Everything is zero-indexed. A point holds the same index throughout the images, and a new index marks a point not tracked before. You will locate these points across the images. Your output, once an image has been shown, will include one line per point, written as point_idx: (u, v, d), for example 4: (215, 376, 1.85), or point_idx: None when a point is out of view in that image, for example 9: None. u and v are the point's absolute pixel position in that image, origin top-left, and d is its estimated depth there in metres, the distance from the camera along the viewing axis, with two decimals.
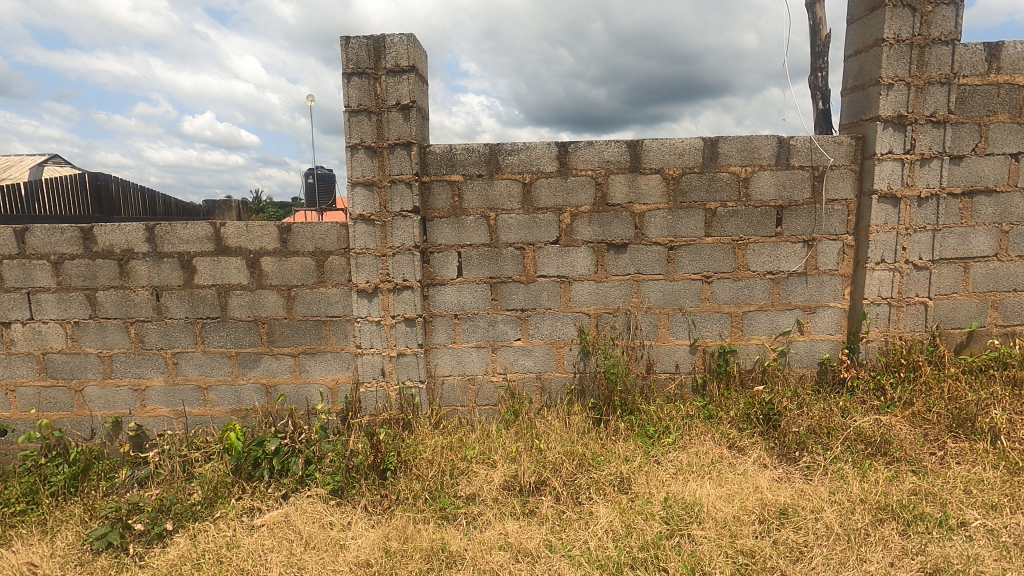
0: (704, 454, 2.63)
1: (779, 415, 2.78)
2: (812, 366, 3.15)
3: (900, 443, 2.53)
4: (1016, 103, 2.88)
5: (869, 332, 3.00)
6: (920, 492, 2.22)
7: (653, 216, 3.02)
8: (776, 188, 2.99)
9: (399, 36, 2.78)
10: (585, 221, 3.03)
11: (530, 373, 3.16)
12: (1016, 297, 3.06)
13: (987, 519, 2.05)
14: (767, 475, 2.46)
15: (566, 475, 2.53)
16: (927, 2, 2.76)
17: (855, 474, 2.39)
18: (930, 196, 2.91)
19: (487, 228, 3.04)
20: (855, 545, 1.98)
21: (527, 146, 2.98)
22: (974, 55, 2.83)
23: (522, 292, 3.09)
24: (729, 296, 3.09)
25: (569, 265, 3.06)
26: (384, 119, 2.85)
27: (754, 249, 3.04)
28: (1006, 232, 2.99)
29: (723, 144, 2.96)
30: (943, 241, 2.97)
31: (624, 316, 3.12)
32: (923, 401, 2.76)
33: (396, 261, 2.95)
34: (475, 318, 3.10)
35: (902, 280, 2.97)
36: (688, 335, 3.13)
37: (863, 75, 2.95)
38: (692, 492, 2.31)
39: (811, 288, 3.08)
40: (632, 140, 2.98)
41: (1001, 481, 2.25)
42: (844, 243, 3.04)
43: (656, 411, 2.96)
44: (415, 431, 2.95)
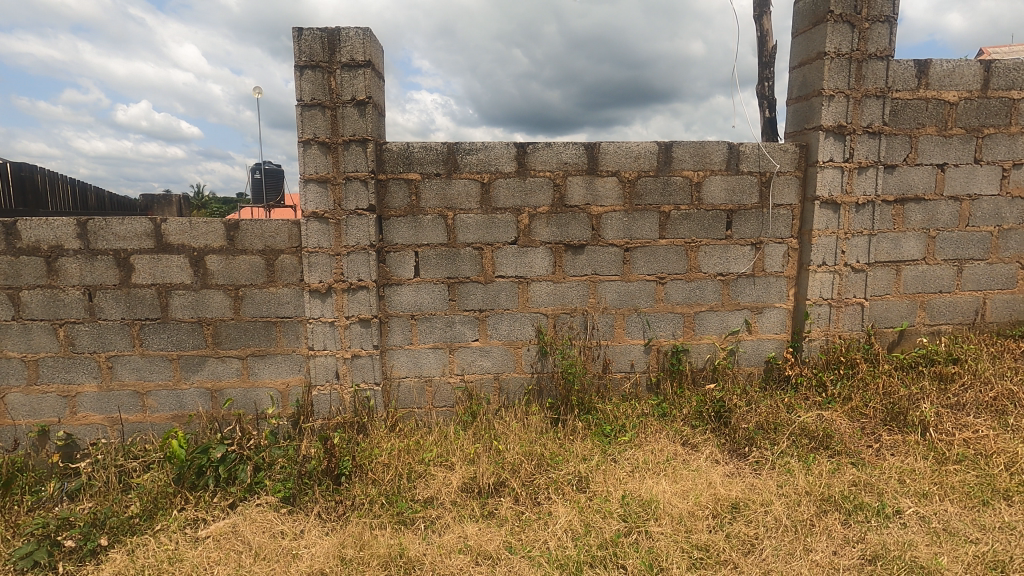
0: (659, 452, 2.68)
1: (729, 412, 2.87)
2: (759, 364, 3.27)
3: (840, 437, 2.67)
4: (943, 118, 3.09)
5: (811, 331, 3.15)
6: (859, 483, 2.34)
7: (610, 217, 3.06)
8: (726, 192, 3.10)
9: (355, 30, 2.72)
10: (543, 222, 3.04)
11: (487, 374, 3.15)
12: (942, 298, 3.28)
13: (919, 507, 2.18)
14: (718, 470, 2.53)
15: (524, 476, 2.53)
16: (864, 19, 2.92)
17: (800, 467, 2.50)
18: (867, 203, 3.08)
19: (445, 227, 3.00)
20: (801, 536, 2.07)
21: (485, 145, 2.97)
22: (906, 71, 3.01)
23: (480, 292, 3.07)
24: (682, 297, 3.17)
25: (527, 266, 3.07)
26: (339, 115, 2.77)
27: (705, 251, 3.14)
28: (933, 237, 3.20)
29: (677, 148, 3.04)
30: (878, 245, 3.15)
31: (581, 316, 3.15)
32: (860, 396, 2.92)
33: (351, 260, 2.87)
34: (432, 319, 3.06)
35: (841, 282, 3.13)
36: (643, 335, 3.19)
37: (806, 86, 3.09)
38: (649, 490, 2.35)
39: (759, 289, 3.20)
40: (589, 143, 3.01)
41: (931, 470, 2.40)
42: (789, 246, 3.18)
43: (612, 410, 3.00)
44: (370, 435, 2.88)
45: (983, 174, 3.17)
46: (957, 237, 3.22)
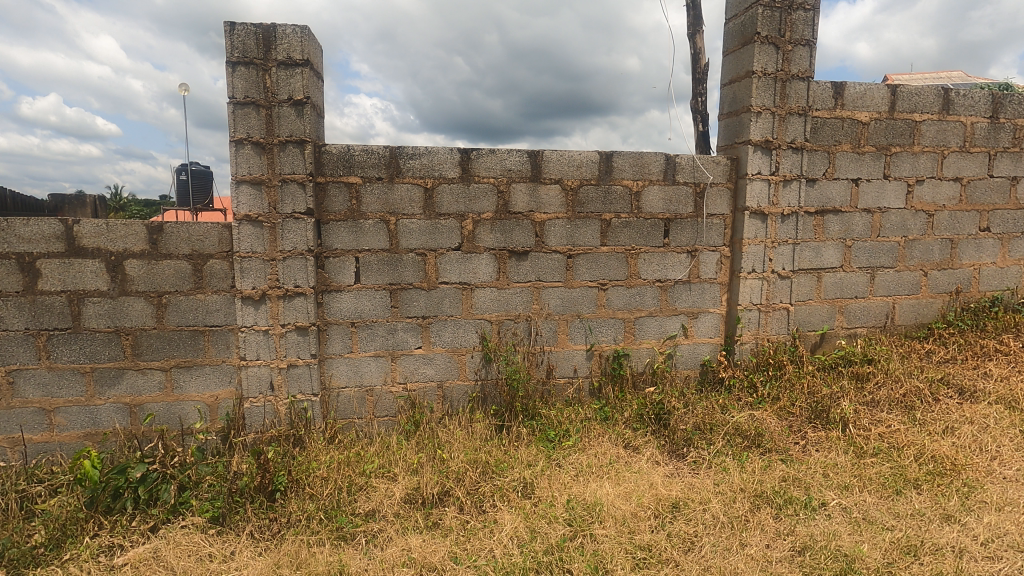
0: (602, 455, 2.72)
1: (668, 414, 2.96)
2: (695, 367, 3.40)
3: (770, 435, 2.80)
4: (856, 136, 3.34)
5: (742, 335, 3.31)
6: (788, 478, 2.47)
7: (553, 225, 3.10)
8: (664, 202, 3.21)
9: (292, 27, 2.63)
10: (486, 228, 3.04)
11: (430, 382, 3.10)
12: (858, 303, 3.53)
13: (842, 499, 2.32)
14: (659, 471, 2.60)
15: (469, 484, 2.50)
16: (787, 42, 3.13)
17: (735, 465, 2.60)
18: (791, 214, 3.28)
19: (387, 233, 2.94)
20: (737, 531, 2.15)
21: (428, 150, 2.93)
22: (825, 92, 3.24)
23: (423, 299, 3.02)
24: (622, 302, 3.25)
25: (471, 272, 3.05)
26: (274, 114, 2.66)
27: (644, 258, 3.23)
28: (850, 247, 3.44)
29: (617, 158, 3.12)
30: (801, 254, 3.35)
31: (525, 322, 3.16)
32: (787, 396, 3.09)
33: (287, 266, 2.75)
34: (373, 326, 2.98)
35: (769, 288, 3.31)
36: (585, 340, 3.24)
37: (736, 102, 3.26)
38: (593, 493, 2.39)
39: (694, 295, 3.33)
40: (532, 150, 3.04)
41: (851, 463, 2.56)
42: (722, 254, 3.33)
43: (555, 415, 3.02)
44: (307, 448, 2.75)
45: (891, 189, 3.44)
46: (870, 247, 3.48)
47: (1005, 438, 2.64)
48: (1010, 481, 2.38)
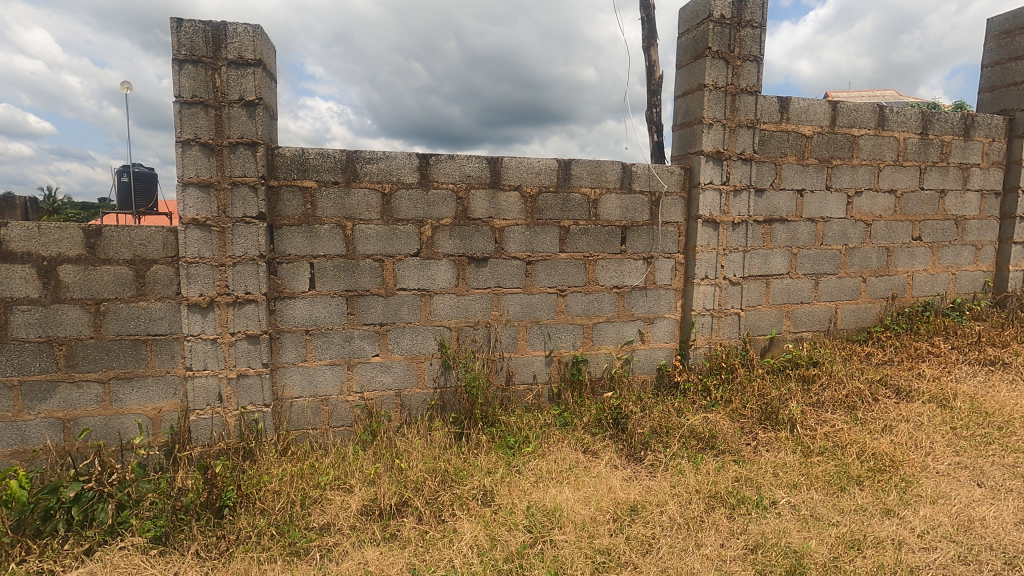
0: (562, 461, 2.73)
1: (626, 418, 3.00)
2: (651, 371, 3.46)
3: (724, 436, 2.88)
4: (800, 149, 3.50)
5: (696, 340, 3.40)
6: (740, 479, 2.54)
7: (512, 231, 3.11)
8: (621, 209, 3.28)
9: (243, 26, 2.55)
10: (445, 234, 3.01)
11: (388, 391, 3.04)
12: (803, 308, 3.69)
13: (791, 497, 2.40)
14: (617, 475, 2.62)
15: (427, 494, 2.45)
16: (737, 57, 3.25)
17: (690, 467, 2.66)
18: (741, 222, 3.40)
19: (343, 238, 2.87)
20: (692, 532, 2.20)
21: (386, 155, 2.89)
22: (771, 106, 3.38)
23: (381, 306, 2.97)
24: (581, 308, 3.28)
25: (429, 278, 3.02)
26: (224, 115, 2.57)
27: (602, 264, 3.28)
28: (796, 254, 3.60)
29: (575, 166, 3.16)
30: (751, 261, 3.48)
31: (484, 328, 3.15)
32: (739, 398, 3.18)
33: (237, 272, 2.65)
34: (329, 334, 2.91)
35: (721, 294, 3.42)
36: (544, 346, 3.25)
37: (689, 114, 3.36)
38: (553, 498, 2.39)
39: (651, 301, 3.40)
40: (492, 157, 3.05)
41: (799, 462, 2.66)
42: (676, 261, 3.41)
43: (515, 421, 3.01)
44: (258, 461, 2.65)
45: (833, 200, 3.62)
46: (814, 254, 3.64)
47: (938, 434, 2.79)
48: (943, 475, 2.51)
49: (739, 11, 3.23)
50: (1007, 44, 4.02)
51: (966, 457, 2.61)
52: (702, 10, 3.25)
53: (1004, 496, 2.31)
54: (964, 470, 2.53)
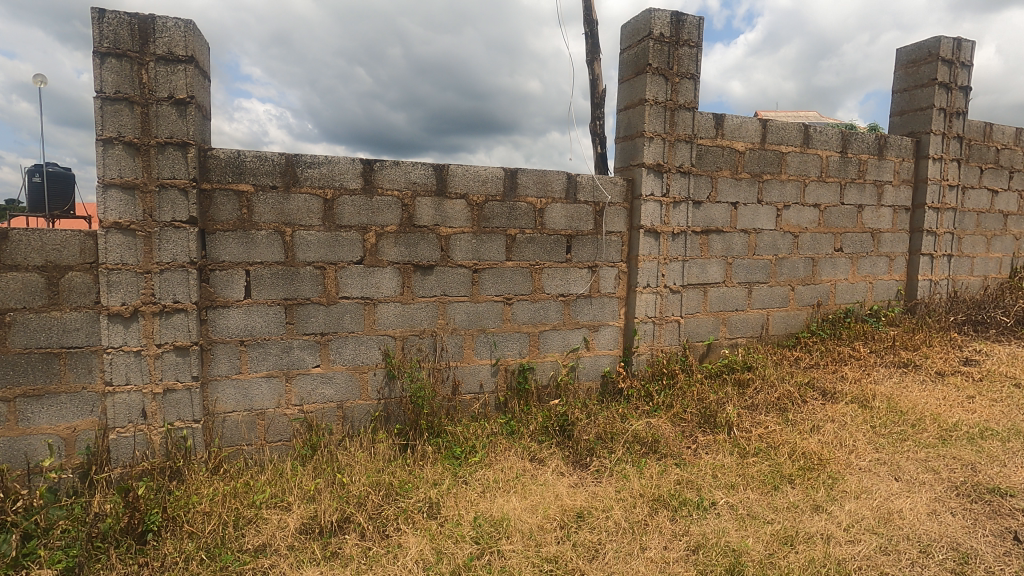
0: (508, 469, 2.72)
1: (572, 425, 3.03)
2: (596, 378, 3.51)
3: (665, 441, 2.96)
4: (734, 164, 3.68)
5: (639, 346, 3.49)
6: (682, 481, 2.62)
7: (458, 239, 3.09)
8: (566, 219, 3.33)
9: (174, 20, 2.42)
10: (390, 241, 2.96)
11: (329, 403, 2.93)
12: (738, 315, 3.86)
13: (729, 497, 2.49)
14: (564, 482, 2.64)
15: (371, 509, 2.37)
16: (675, 74, 3.39)
17: (634, 472, 2.71)
18: (680, 232, 3.53)
19: (282, 244, 2.76)
20: (637, 536, 2.23)
21: (328, 160, 2.81)
22: (707, 122, 3.54)
23: (322, 315, 2.87)
24: (527, 316, 3.29)
25: (373, 287, 2.95)
26: (151, 113, 2.42)
27: (548, 273, 3.31)
28: (731, 263, 3.76)
29: (522, 175, 3.19)
30: (690, 270, 3.61)
31: (430, 337, 3.10)
32: (679, 403, 3.28)
33: (164, 279, 2.49)
34: (265, 344, 2.78)
35: (662, 301, 3.53)
36: (491, 355, 3.24)
37: (630, 127, 3.46)
38: (500, 508, 2.37)
39: (595, 309, 3.46)
40: (438, 164, 3.02)
41: (735, 464, 2.76)
42: (619, 270, 3.49)
43: (462, 431, 2.97)
44: (186, 481, 2.48)
45: (764, 213, 3.82)
46: (747, 264, 3.82)
47: (860, 433, 2.97)
48: (865, 470, 2.67)
49: (677, 30, 3.37)
50: (914, 73, 4.39)
51: (884, 453, 2.79)
52: (642, 28, 3.37)
53: (918, 488, 2.49)
54: (883, 465, 2.70)
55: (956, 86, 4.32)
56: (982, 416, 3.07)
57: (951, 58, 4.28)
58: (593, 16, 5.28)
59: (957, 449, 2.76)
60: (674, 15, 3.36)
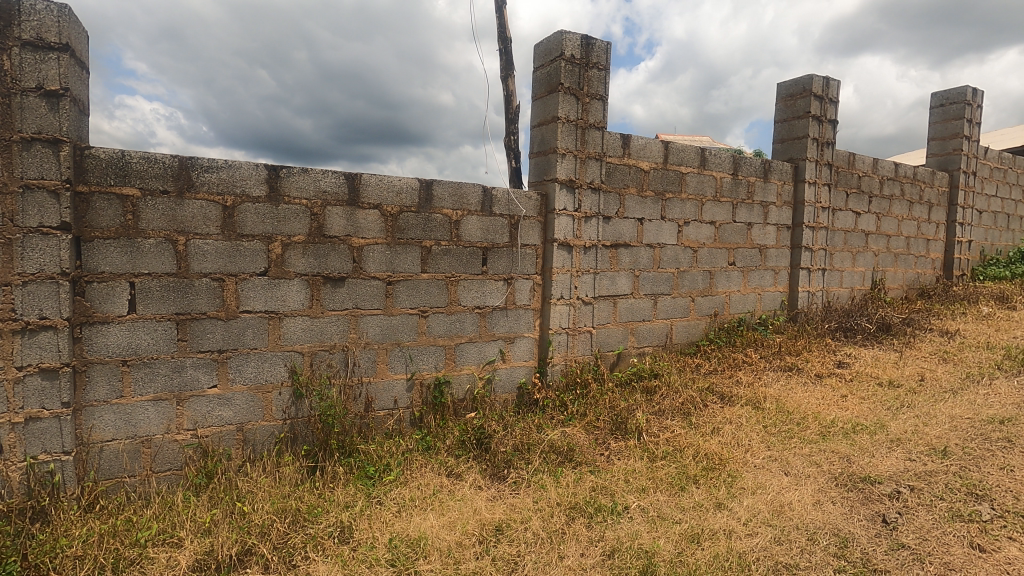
0: (425, 487, 2.65)
1: (489, 438, 3.02)
2: (512, 390, 3.53)
3: (580, 449, 3.03)
4: (640, 182, 3.88)
5: (553, 357, 3.56)
6: (597, 488, 2.69)
7: (371, 250, 3.00)
8: (482, 231, 3.34)
9: (45, 3, 2.16)
10: (298, 252, 2.81)
11: (228, 426, 2.71)
12: (645, 325, 4.06)
13: (640, 501, 2.58)
14: (482, 496, 2.61)
15: (276, 538, 2.21)
16: (585, 95, 3.53)
17: (551, 481, 2.74)
18: (591, 246, 3.66)
19: (173, 254, 2.54)
20: (555, 544, 2.25)
21: (228, 164, 2.63)
22: (615, 142, 3.72)
23: (220, 331, 2.66)
24: (443, 329, 3.25)
25: (279, 300, 2.78)
26: (15, 104, 2.15)
27: (464, 285, 3.30)
28: (638, 276, 3.96)
29: (437, 187, 3.16)
30: (600, 282, 3.76)
31: (341, 353, 2.97)
32: (592, 411, 3.38)
33: (28, 293, 2.19)
34: (153, 364, 2.53)
35: (575, 313, 3.63)
36: (406, 369, 3.16)
37: (544, 143, 3.56)
38: (417, 527, 2.31)
39: (511, 321, 3.48)
40: (350, 173, 2.92)
41: (645, 468, 2.88)
42: (534, 282, 3.55)
43: (375, 449, 2.85)
44: (52, 522, 2.19)
45: (667, 228, 4.07)
46: (653, 276, 4.04)
47: (754, 433, 3.22)
48: (759, 467, 2.89)
49: (587, 53, 3.52)
50: (792, 105, 4.89)
51: (775, 450, 3.04)
52: (554, 49, 3.48)
53: (805, 481, 2.73)
54: (775, 461, 2.94)
55: (826, 119, 4.87)
56: (854, 413, 3.44)
57: (822, 94, 4.82)
58: (507, 34, 5.39)
59: (835, 443, 3.06)
60: (584, 38, 3.51)
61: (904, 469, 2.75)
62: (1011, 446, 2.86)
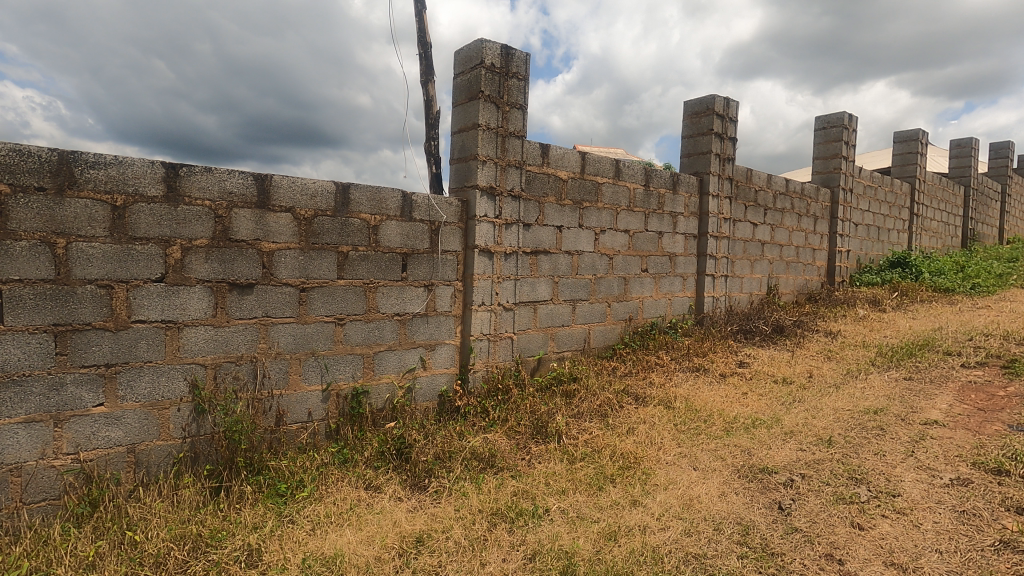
0: (341, 501, 2.54)
1: (409, 447, 2.95)
2: (433, 398, 3.48)
3: (502, 454, 3.04)
4: (558, 191, 3.98)
5: (475, 363, 3.56)
6: (518, 492, 2.71)
7: (283, 256, 2.85)
8: (401, 237, 3.28)
9: None
10: (200, 257, 2.61)
11: (116, 448, 2.46)
12: (564, 330, 4.15)
13: (560, 503, 2.63)
14: (402, 507, 2.55)
15: (174, 567, 2.03)
16: (505, 104, 3.58)
17: (473, 488, 2.73)
18: (512, 252, 3.71)
19: (51, 259, 2.29)
20: (477, 552, 2.24)
21: (119, 161, 2.41)
22: (535, 150, 3.80)
23: (108, 343, 2.42)
24: (360, 337, 3.15)
25: (178, 308, 2.57)
26: None
27: (383, 292, 3.22)
28: (557, 282, 4.05)
29: (354, 191, 3.07)
30: (521, 288, 3.80)
31: (249, 364, 2.79)
32: (514, 416, 3.40)
33: None
34: (25, 383, 2.26)
35: (496, 319, 3.65)
36: (321, 379, 3.02)
37: (464, 149, 3.56)
38: (333, 544, 2.21)
39: (431, 328, 3.44)
40: (259, 174, 2.77)
41: (565, 470, 2.94)
42: (455, 288, 3.53)
43: (287, 465, 2.69)
44: None
45: (584, 236, 4.20)
46: (571, 283, 4.15)
47: (665, 431, 3.38)
48: (670, 464, 3.04)
49: (507, 63, 3.57)
50: (697, 122, 5.23)
51: (685, 447, 3.21)
52: (474, 57, 3.51)
53: (711, 474, 2.90)
54: (685, 457, 3.10)
55: (727, 136, 5.25)
56: (753, 409, 3.71)
57: (723, 113, 5.20)
58: (428, 39, 5.35)
59: (737, 438, 3.29)
60: (504, 48, 3.56)
61: (796, 459, 3.00)
62: (883, 433, 3.21)
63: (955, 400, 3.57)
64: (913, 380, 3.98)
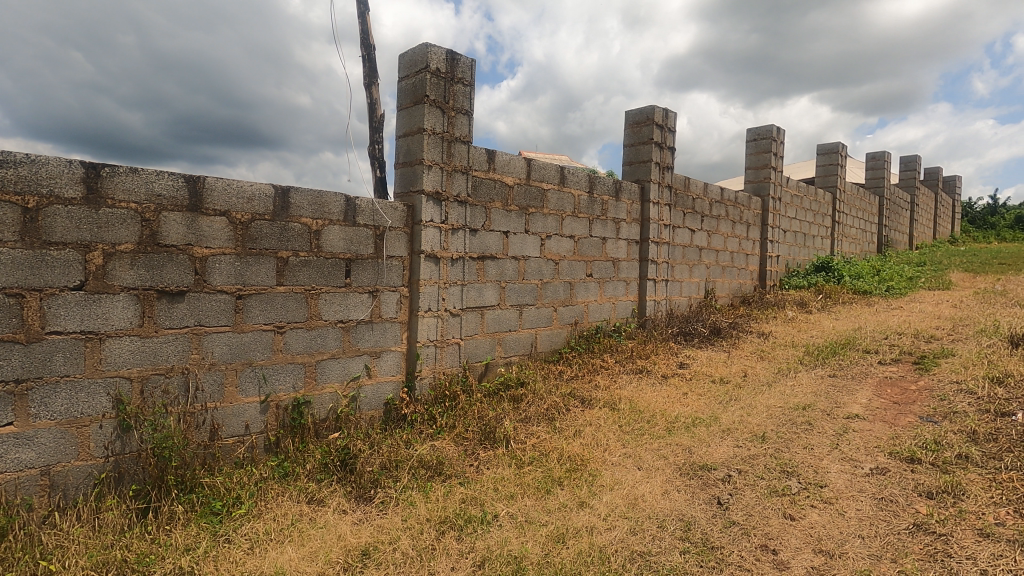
0: (282, 517, 2.44)
1: (354, 458, 2.87)
2: (378, 407, 3.41)
3: (449, 461, 3.01)
4: (504, 196, 4.00)
5: (422, 370, 3.52)
6: (467, 499, 2.69)
7: (217, 261, 2.72)
8: (344, 242, 3.20)
9: None
10: (125, 263, 2.45)
11: (27, 471, 2.27)
12: (512, 334, 4.17)
13: (509, 507, 2.63)
14: (347, 520, 2.47)
15: None
16: (451, 109, 3.57)
17: (420, 497, 2.69)
18: (458, 258, 3.69)
19: None
20: (425, 562, 2.21)
21: (32, 160, 2.24)
22: (480, 156, 3.80)
23: (19, 356, 2.24)
24: (302, 346, 3.04)
25: (100, 318, 2.40)
26: None
27: (325, 298, 3.12)
28: (504, 287, 4.07)
29: (294, 195, 2.98)
30: (467, 293, 3.79)
31: (180, 376, 2.63)
32: (462, 423, 3.37)
33: None
34: None
35: (443, 324, 3.62)
36: (259, 391, 2.90)
37: (409, 154, 3.52)
38: (273, 562, 2.12)
39: (376, 334, 3.37)
40: (191, 176, 2.64)
41: (513, 474, 2.94)
42: (401, 294, 3.48)
43: (223, 482, 2.56)
44: None
45: (530, 241, 4.24)
46: (518, 287, 4.18)
47: (610, 432, 3.46)
48: (616, 464, 3.11)
49: (452, 68, 3.56)
50: (638, 132, 5.39)
51: (630, 447, 3.29)
52: (419, 61, 3.48)
53: (654, 473, 2.99)
54: (630, 457, 3.18)
55: (666, 146, 5.44)
56: (693, 408, 3.85)
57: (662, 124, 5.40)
58: (371, 41, 5.26)
59: (678, 436, 3.41)
60: (449, 54, 3.56)
61: (733, 455, 3.14)
62: (811, 428, 3.41)
63: (873, 395, 3.84)
64: (837, 377, 4.25)
